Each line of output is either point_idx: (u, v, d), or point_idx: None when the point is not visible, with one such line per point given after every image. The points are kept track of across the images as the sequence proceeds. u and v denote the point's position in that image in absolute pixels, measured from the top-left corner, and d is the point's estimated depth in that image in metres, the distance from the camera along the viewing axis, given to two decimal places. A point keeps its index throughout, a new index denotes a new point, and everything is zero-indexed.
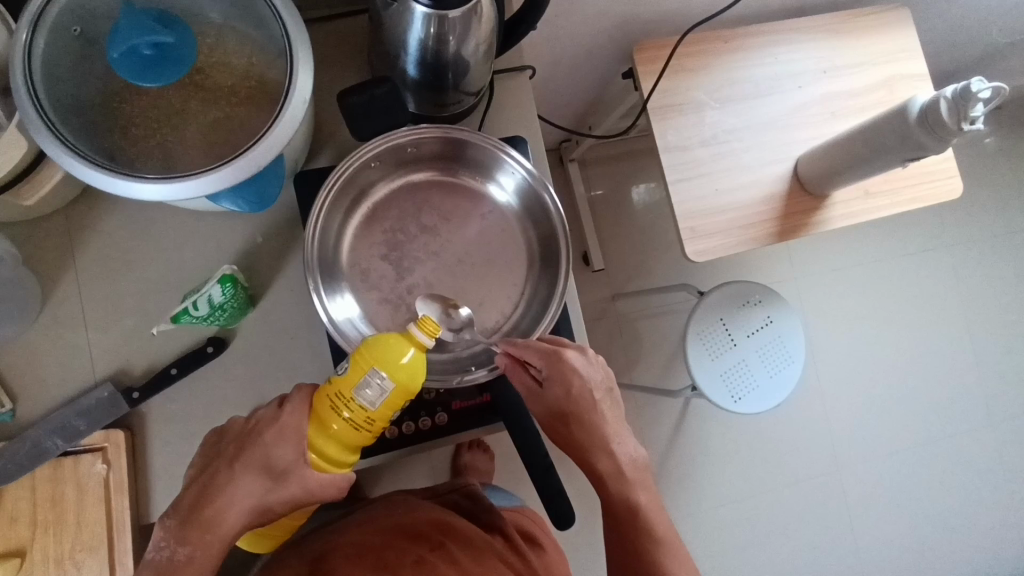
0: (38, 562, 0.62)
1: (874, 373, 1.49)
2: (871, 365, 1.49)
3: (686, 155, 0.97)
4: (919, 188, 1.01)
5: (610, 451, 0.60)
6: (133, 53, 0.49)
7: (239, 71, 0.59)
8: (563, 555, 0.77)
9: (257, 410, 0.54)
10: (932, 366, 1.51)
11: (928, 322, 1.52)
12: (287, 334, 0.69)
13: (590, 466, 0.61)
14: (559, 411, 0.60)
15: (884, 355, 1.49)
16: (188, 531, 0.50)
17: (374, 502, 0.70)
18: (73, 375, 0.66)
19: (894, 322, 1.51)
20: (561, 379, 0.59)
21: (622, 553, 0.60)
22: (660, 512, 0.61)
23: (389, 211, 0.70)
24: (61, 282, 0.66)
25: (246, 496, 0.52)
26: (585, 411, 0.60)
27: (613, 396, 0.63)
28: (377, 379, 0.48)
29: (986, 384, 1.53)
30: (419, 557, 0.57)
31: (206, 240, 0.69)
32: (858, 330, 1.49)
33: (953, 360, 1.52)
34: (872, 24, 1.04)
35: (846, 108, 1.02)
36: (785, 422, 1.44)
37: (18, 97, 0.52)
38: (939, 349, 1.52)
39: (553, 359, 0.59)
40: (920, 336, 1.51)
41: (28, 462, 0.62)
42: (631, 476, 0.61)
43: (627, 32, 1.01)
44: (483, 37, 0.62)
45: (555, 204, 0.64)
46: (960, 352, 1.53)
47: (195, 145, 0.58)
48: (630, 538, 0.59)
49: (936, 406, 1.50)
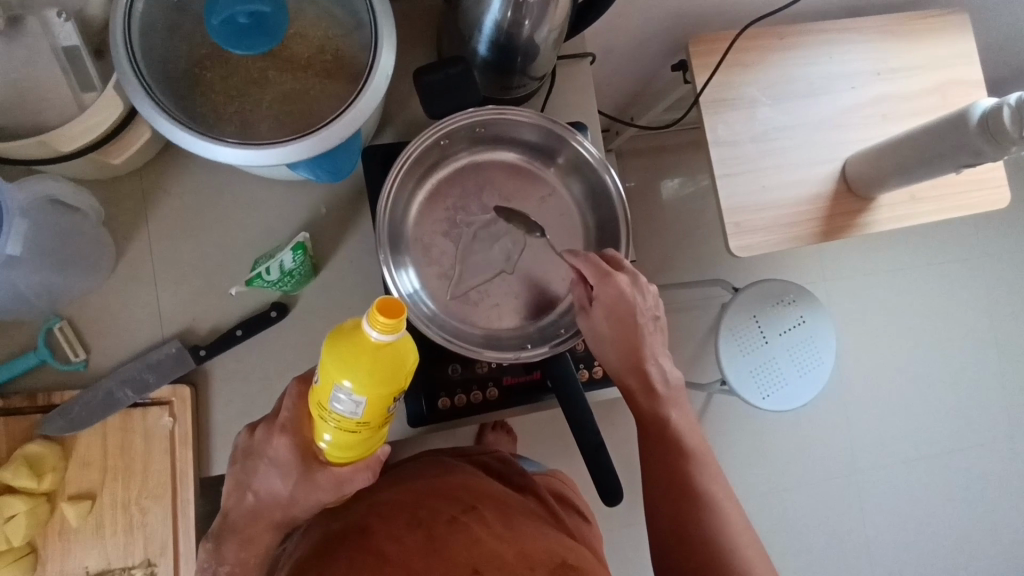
0: (107, 506, 0.65)
1: (902, 381, 1.49)
2: (899, 373, 1.49)
3: (734, 150, 0.98)
4: (965, 195, 1.01)
5: (646, 373, 0.63)
6: (231, 21, 0.51)
7: (316, 44, 0.61)
8: (585, 504, 0.80)
9: (252, 434, 0.58)
10: (960, 377, 1.51)
11: (958, 332, 1.52)
12: (345, 303, 0.72)
13: (626, 384, 0.64)
14: (604, 332, 0.62)
15: (912, 363, 1.50)
16: (228, 549, 0.58)
17: (411, 461, 0.73)
18: (142, 331, 0.68)
19: (925, 330, 1.50)
20: (610, 301, 0.61)
21: (659, 465, 0.64)
22: (695, 433, 0.65)
23: (452, 189, 0.71)
24: (135, 241, 0.68)
25: (268, 514, 0.58)
26: (629, 333, 0.62)
27: (659, 324, 0.65)
28: (344, 395, 0.46)
29: (1014, 398, 1.53)
30: (453, 516, 0.59)
31: (273, 207, 0.71)
32: (888, 337, 1.49)
33: (982, 374, 1.52)
34: (930, 29, 1.04)
35: (898, 112, 1.01)
36: (811, 424, 1.45)
37: (118, 58, 0.54)
38: (969, 361, 1.52)
39: (606, 280, 0.61)
40: (950, 346, 1.51)
41: (99, 411, 0.64)
42: (664, 398, 0.64)
43: (682, 24, 1.01)
44: (557, 23, 0.64)
45: (617, 188, 0.66)
46: (988, 364, 1.53)
47: (276, 115, 0.60)
48: (660, 456, 0.64)
49: (961, 417, 1.51)
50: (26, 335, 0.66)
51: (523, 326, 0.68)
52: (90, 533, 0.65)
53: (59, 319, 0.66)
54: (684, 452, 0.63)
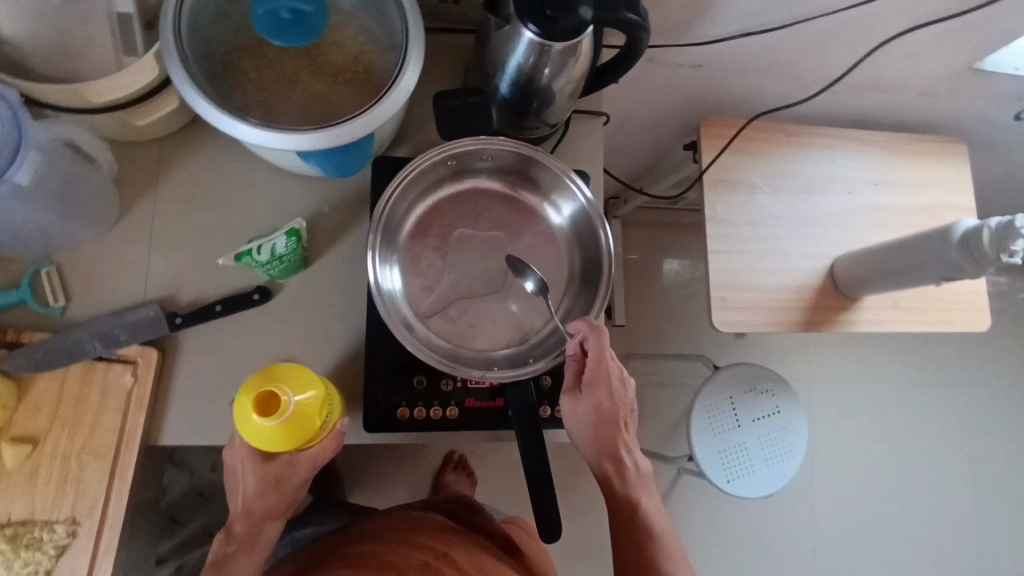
0: (46, 455, 0.64)
1: (872, 494, 1.47)
2: (871, 485, 1.47)
3: (730, 230, 1.01)
4: (947, 312, 1.04)
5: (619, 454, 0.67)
6: (273, 14, 0.55)
7: (350, 54, 0.66)
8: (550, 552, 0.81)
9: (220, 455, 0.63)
10: (931, 500, 1.49)
11: (932, 453, 1.51)
12: (326, 300, 0.73)
13: (600, 471, 0.68)
14: (586, 419, 0.65)
15: (885, 477, 1.48)
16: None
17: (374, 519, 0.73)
18: (126, 289, 0.69)
19: (900, 446, 1.50)
20: (597, 391, 0.65)
21: (626, 543, 0.68)
22: (659, 514, 0.69)
23: (450, 210, 0.74)
24: (140, 203, 0.71)
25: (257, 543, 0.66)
26: (609, 424, 0.66)
27: (631, 416, 0.70)
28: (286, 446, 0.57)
29: (986, 532, 1.49)
30: (424, 561, 0.58)
31: (279, 197, 0.74)
32: (863, 446, 1.48)
33: (954, 501, 1.49)
34: (929, 151, 1.09)
35: (890, 222, 1.06)
36: (776, 520, 1.42)
37: (164, 29, 0.58)
38: (942, 485, 1.50)
39: (597, 369, 0.65)
40: (924, 468, 1.50)
41: (63, 358, 0.65)
42: (633, 484, 0.68)
43: (698, 106, 1.07)
44: (574, 75, 0.69)
45: (608, 244, 0.68)
46: (962, 492, 1.50)
47: (297, 109, 0.64)
48: (627, 533, 0.68)
49: (929, 542, 1.47)
50: (14, 272, 0.68)
51: (494, 352, 0.69)
52: (22, 479, 0.63)
53: (48, 264, 0.68)
54: (650, 531, 0.68)
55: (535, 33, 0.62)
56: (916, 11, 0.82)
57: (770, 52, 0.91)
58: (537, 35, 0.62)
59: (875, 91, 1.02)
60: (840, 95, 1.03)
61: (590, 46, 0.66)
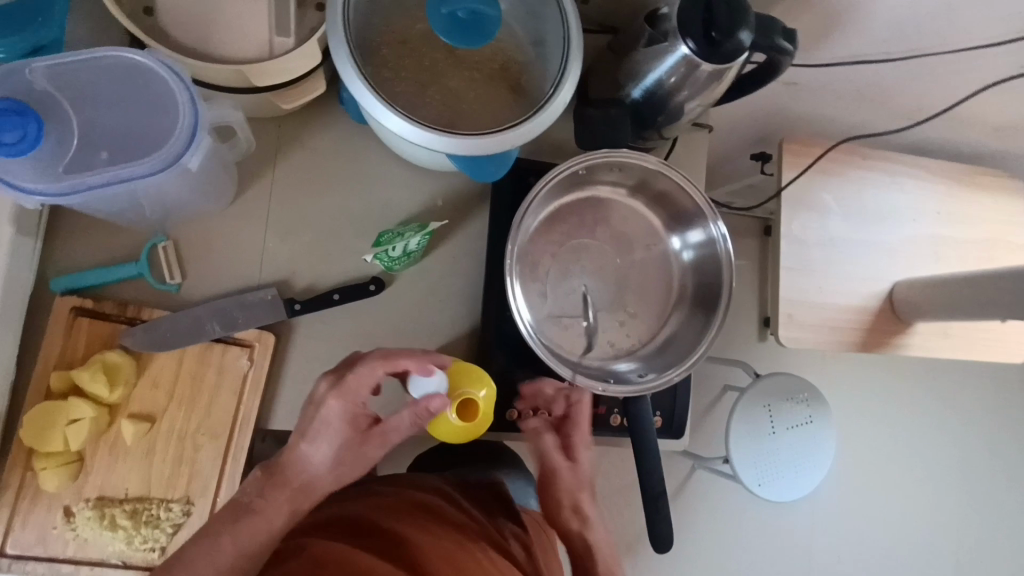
0: (164, 432, 0.64)
1: (912, 520, 1.36)
2: (915, 510, 1.37)
3: (802, 249, 1.03)
4: (990, 344, 1.09)
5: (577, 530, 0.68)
6: (450, 15, 0.54)
7: (488, 51, 0.65)
8: (552, 544, 0.68)
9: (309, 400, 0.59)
10: (974, 527, 1.39)
11: (982, 482, 1.41)
12: (436, 296, 0.72)
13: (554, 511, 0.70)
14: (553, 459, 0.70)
15: (931, 504, 1.38)
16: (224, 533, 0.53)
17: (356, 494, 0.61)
18: (241, 271, 0.68)
19: (952, 472, 1.39)
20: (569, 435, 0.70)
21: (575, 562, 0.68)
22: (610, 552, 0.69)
23: (570, 217, 0.74)
24: (257, 183, 0.69)
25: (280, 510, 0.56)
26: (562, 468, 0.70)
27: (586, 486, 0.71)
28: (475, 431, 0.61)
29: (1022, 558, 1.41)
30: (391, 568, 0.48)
31: (395, 187, 0.72)
32: (909, 476, 1.37)
33: (998, 528, 1.40)
34: (992, 186, 1.12)
35: (948, 253, 1.09)
36: (815, 533, 1.31)
37: (335, 11, 0.56)
38: (989, 510, 1.41)
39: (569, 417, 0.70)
40: (974, 495, 1.40)
41: (183, 337, 0.64)
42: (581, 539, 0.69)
43: (780, 121, 1.07)
44: (709, 98, 0.69)
45: (731, 260, 0.68)
46: (1008, 519, 1.41)
47: (434, 104, 0.62)
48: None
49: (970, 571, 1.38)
50: (131, 244, 0.66)
51: (605, 362, 0.71)
52: (139, 456, 0.63)
53: (165, 238, 0.66)
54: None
55: (692, 50, 0.61)
56: None
57: (870, 79, 0.91)
58: (694, 52, 0.61)
59: (954, 123, 1.03)
60: (920, 126, 1.05)
61: (733, 74, 0.66)
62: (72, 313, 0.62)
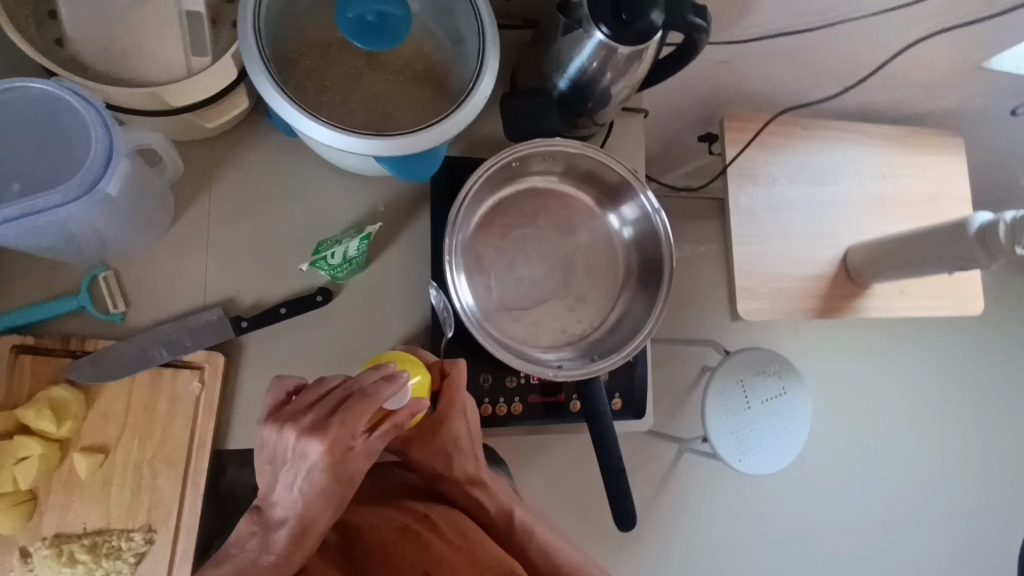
0: (119, 463, 0.63)
1: (894, 479, 1.38)
2: (896, 469, 1.39)
3: (753, 222, 1.05)
4: (946, 296, 1.11)
5: (476, 470, 0.66)
6: (360, 18, 0.55)
7: (410, 54, 0.66)
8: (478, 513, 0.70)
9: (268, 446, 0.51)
10: (955, 480, 1.42)
11: (956, 435, 1.44)
12: (385, 301, 0.72)
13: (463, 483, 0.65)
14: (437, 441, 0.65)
15: (910, 462, 1.40)
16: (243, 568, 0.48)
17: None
18: (185, 295, 0.68)
19: (926, 428, 1.42)
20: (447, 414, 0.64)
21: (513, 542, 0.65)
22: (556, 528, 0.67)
23: (510, 209, 0.75)
24: (194, 205, 0.69)
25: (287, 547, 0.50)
26: (450, 443, 0.65)
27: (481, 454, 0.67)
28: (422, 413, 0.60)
29: (1003, 505, 1.44)
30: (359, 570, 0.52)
31: (334, 197, 0.72)
32: (886, 436, 1.39)
33: (976, 479, 1.43)
34: (932, 144, 1.15)
35: (897, 212, 1.11)
36: (802, 503, 1.32)
37: (245, 26, 0.56)
38: (966, 461, 1.44)
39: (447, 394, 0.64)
40: (950, 448, 1.43)
41: (130, 365, 0.63)
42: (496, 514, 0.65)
43: (718, 100, 1.10)
44: (634, 79, 0.70)
45: (668, 237, 0.69)
46: (986, 469, 1.44)
47: (358, 111, 0.63)
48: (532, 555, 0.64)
49: (955, 524, 1.41)
50: (70, 277, 0.66)
51: (558, 348, 0.72)
52: (95, 489, 0.63)
53: (105, 269, 0.66)
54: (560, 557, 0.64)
55: (606, 34, 0.63)
56: (941, 14, 0.88)
57: (796, 50, 0.93)
58: (608, 36, 0.63)
59: (886, 86, 1.06)
60: (853, 92, 1.08)
61: (652, 53, 0.67)
62: (13, 352, 0.62)
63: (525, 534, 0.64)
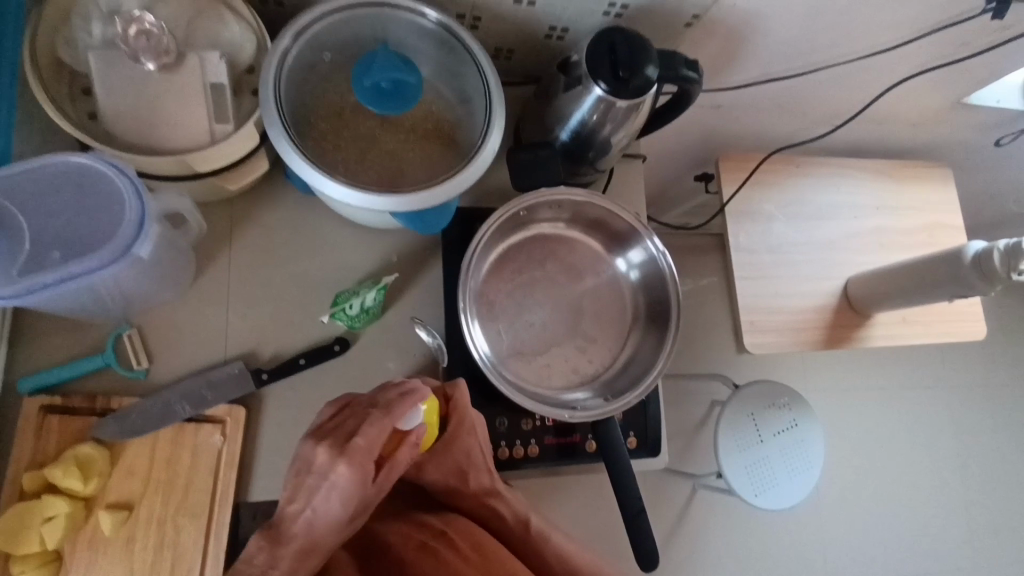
0: (142, 520, 0.64)
1: (911, 509, 1.37)
2: (911, 499, 1.37)
3: (754, 258, 1.07)
4: (948, 323, 1.13)
5: (491, 482, 0.68)
6: (374, 86, 0.58)
7: (420, 113, 0.70)
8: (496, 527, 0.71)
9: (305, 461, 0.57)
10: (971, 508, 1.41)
11: (969, 461, 1.43)
12: (400, 349, 0.74)
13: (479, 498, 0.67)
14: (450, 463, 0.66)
15: (924, 491, 1.39)
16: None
17: None
18: (207, 349, 0.70)
19: (938, 456, 1.42)
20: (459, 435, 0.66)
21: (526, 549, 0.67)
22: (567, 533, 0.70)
23: (518, 256, 0.77)
24: (214, 263, 0.72)
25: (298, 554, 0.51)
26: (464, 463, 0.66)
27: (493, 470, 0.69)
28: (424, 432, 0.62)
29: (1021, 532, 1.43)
30: None
31: (348, 250, 0.75)
32: (900, 466, 1.38)
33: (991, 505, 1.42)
34: (921, 176, 1.18)
35: (892, 242, 1.14)
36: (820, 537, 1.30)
37: (267, 93, 0.60)
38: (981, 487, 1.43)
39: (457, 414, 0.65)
40: (964, 475, 1.42)
41: (154, 421, 0.65)
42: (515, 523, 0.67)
43: (712, 141, 1.13)
44: (631, 130, 0.73)
45: (675, 278, 0.71)
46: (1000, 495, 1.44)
47: (372, 168, 0.66)
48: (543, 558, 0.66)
49: (974, 552, 1.39)
50: (96, 337, 0.68)
51: (571, 389, 0.73)
52: (120, 546, 0.63)
53: (129, 327, 0.68)
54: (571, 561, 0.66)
55: (605, 90, 0.66)
56: (920, 56, 0.92)
57: (784, 93, 0.98)
58: (607, 92, 0.66)
59: (873, 123, 1.10)
60: (841, 131, 1.12)
61: (648, 106, 0.71)
62: (41, 413, 0.64)
63: (540, 538, 0.67)
